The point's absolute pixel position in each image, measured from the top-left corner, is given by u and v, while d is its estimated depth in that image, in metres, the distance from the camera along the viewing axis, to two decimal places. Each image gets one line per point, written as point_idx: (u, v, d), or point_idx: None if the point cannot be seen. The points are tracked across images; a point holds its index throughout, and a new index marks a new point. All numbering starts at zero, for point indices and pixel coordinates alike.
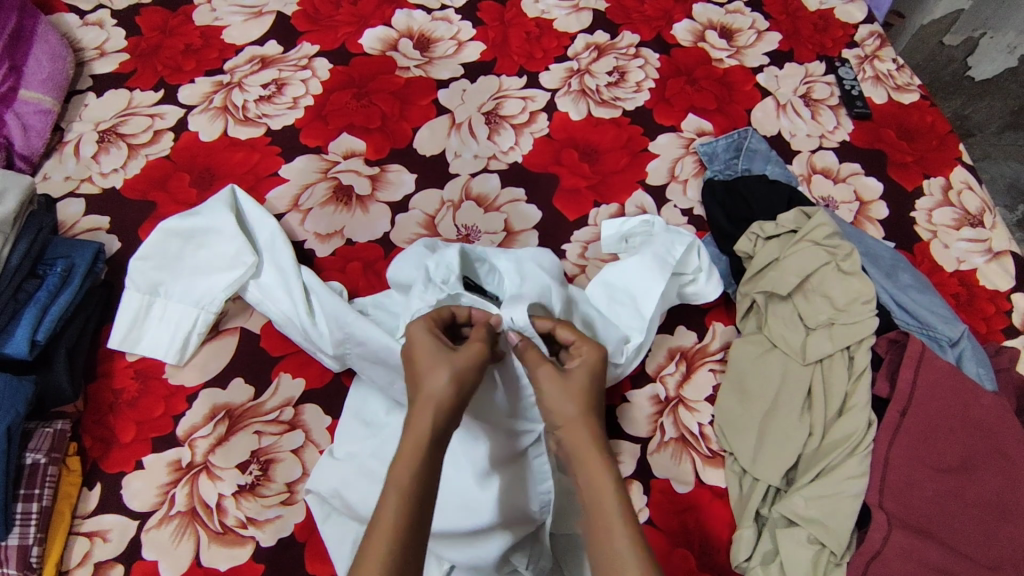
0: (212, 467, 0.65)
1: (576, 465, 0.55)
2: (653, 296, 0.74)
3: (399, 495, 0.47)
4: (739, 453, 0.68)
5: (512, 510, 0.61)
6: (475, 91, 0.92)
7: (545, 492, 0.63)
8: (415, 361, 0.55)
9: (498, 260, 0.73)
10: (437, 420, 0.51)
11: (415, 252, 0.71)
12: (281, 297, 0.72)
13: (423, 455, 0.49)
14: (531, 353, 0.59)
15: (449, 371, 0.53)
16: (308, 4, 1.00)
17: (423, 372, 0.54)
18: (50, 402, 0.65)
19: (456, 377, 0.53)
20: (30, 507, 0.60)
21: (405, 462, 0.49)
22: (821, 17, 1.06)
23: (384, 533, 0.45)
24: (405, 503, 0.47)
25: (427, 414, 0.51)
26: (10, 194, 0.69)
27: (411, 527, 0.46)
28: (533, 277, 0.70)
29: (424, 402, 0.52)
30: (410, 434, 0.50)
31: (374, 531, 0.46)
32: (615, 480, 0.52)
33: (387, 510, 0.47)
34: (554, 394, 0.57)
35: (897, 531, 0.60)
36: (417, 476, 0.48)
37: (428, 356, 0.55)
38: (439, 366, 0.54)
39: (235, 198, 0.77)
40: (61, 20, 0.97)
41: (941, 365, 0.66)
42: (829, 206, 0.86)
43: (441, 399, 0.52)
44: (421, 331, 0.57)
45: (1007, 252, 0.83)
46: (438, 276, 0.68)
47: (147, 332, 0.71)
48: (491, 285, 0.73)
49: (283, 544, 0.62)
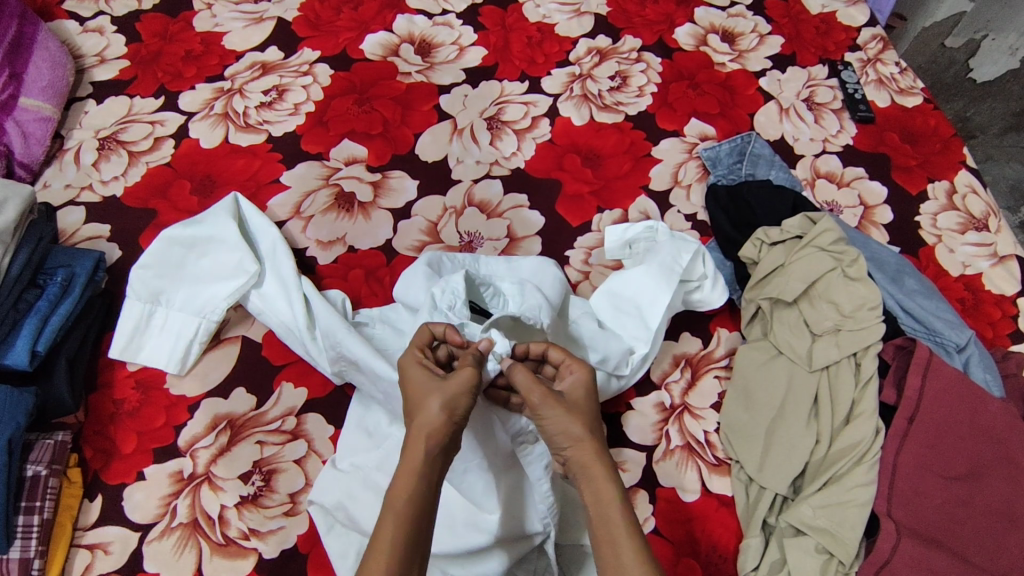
0: (214, 478, 0.64)
1: (583, 480, 0.55)
2: (660, 306, 0.73)
3: (396, 519, 0.49)
4: (745, 461, 0.67)
5: (515, 529, 0.60)
6: (476, 96, 0.92)
7: (543, 508, 0.61)
8: (408, 394, 0.56)
9: (502, 283, 0.71)
10: (434, 448, 0.52)
11: (420, 275, 0.71)
12: (282, 307, 0.71)
13: (420, 479, 0.51)
14: (524, 377, 0.57)
15: (441, 399, 0.53)
16: (309, 10, 0.99)
17: (416, 404, 0.54)
18: (50, 413, 0.65)
19: (448, 403, 0.53)
20: (31, 520, 0.59)
21: (402, 487, 0.50)
22: (823, 20, 1.05)
23: (378, 559, 0.48)
24: (400, 531, 0.49)
25: (423, 443, 0.52)
26: (11, 204, 0.68)
27: (407, 551, 0.48)
28: (534, 301, 0.68)
29: (416, 431, 0.52)
30: (405, 461, 0.52)
31: (371, 554, 0.48)
32: (622, 499, 0.53)
33: (381, 537, 0.49)
34: (557, 416, 0.55)
35: (907, 539, 0.60)
36: (411, 505, 0.50)
37: (419, 387, 0.55)
38: (430, 396, 0.54)
39: (237, 206, 0.77)
40: (60, 27, 0.97)
41: (948, 372, 0.66)
42: (834, 211, 0.86)
43: (433, 427, 0.52)
44: (413, 370, 0.57)
45: (1012, 256, 0.82)
46: (444, 303, 0.67)
47: (148, 341, 0.70)
48: (492, 301, 0.71)
49: (286, 556, 0.61)
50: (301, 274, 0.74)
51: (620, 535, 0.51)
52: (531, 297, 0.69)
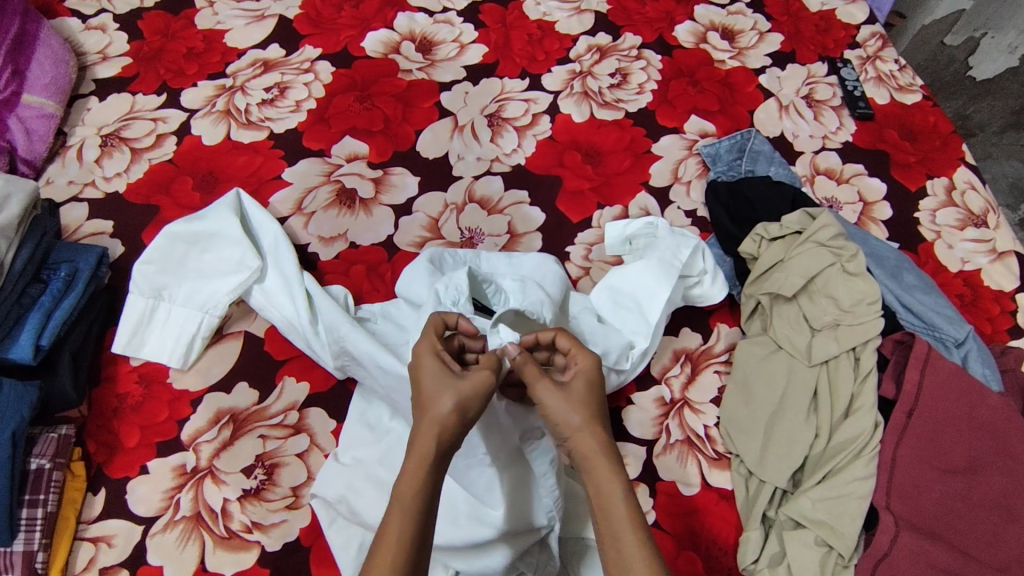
0: (217, 471, 0.65)
1: (587, 476, 0.55)
2: (659, 301, 0.74)
3: (403, 512, 0.49)
4: (745, 455, 0.68)
5: (519, 523, 0.60)
6: (477, 94, 0.92)
7: (548, 500, 0.61)
8: (420, 387, 0.56)
9: (503, 281, 0.71)
10: (442, 445, 0.52)
11: (421, 272, 0.71)
12: (284, 302, 0.71)
13: (429, 474, 0.51)
14: (531, 368, 0.59)
15: (453, 398, 0.53)
16: (311, 8, 1.00)
17: (428, 399, 0.54)
18: (54, 407, 0.65)
19: (459, 404, 0.53)
20: (35, 513, 0.59)
21: (410, 484, 0.50)
22: (822, 18, 1.06)
23: (385, 554, 0.48)
24: (407, 524, 0.49)
25: (432, 440, 0.52)
26: (14, 199, 0.68)
27: (414, 544, 0.48)
28: (536, 298, 0.69)
29: (427, 427, 0.53)
30: (414, 454, 0.52)
31: (378, 549, 0.48)
32: (627, 496, 0.53)
33: (387, 533, 0.49)
34: (558, 406, 0.56)
35: (905, 532, 0.60)
36: (419, 498, 0.50)
37: (430, 385, 0.55)
38: (443, 394, 0.54)
39: (240, 202, 0.77)
40: (63, 25, 0.97)
41: (947, 366, 0.66)
42: (833, 207, 0.86)
43: (444, 424, 0.52)
44: (428, 363, 0.57)
45: (1011, 252, 0.83)
46: (448, 299, 0.67)
47: (151, 336, 0.71)
48: (494, 298, 0.71)
49: (289, 549, 0.62)
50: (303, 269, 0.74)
51: (623, 526, 0.51)
52: (533, 296, 0.69)
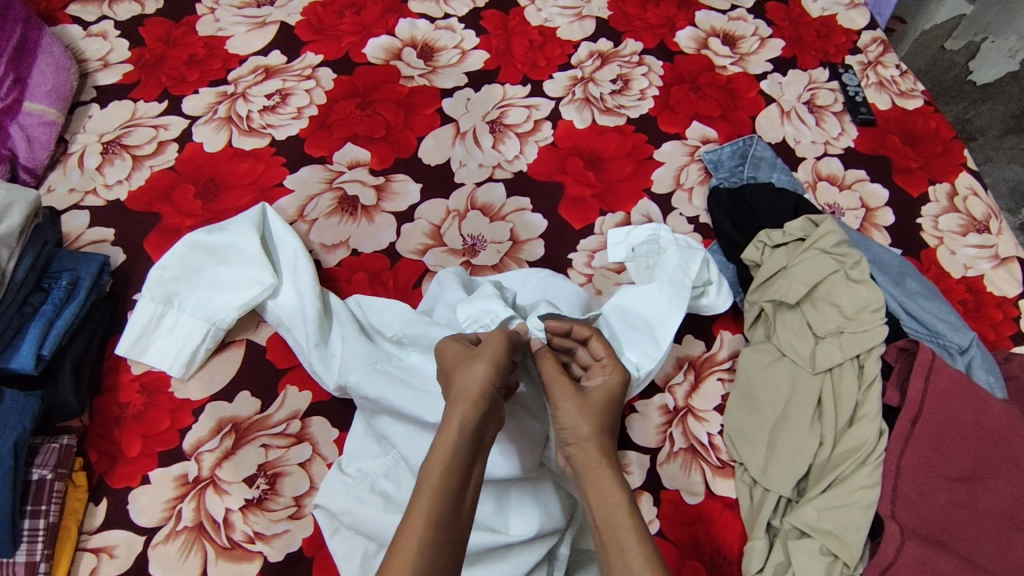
0: (219, 481, 0.64)
1: (586, 480, 0.55)
2: (670, 326, 0.72)
3: (431, 492, 0.48)
4: (750, 462, 0.67)
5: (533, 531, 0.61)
6: (479, 100, 0.92)
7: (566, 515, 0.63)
8: (451, 369, 0.56)
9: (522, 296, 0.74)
10: (470, 416, 0.52)
11: (451, 281, 0.72)
12: (298, 323, 0.71)
13: (456, 455, 0.50)
14: (548, 368, 0.61)
15: (486, 363, 0.55)
16: (312, 13, 1.00)
17: (460, 370, 0.55)
18: (55, 416, 0.65)
19: (491, 371, 0.54)
20: (37, 524, 0.59)
21: (437, 461, 0.49)
22: (823, 23, 1.06)
23: (411, 535, 0.46)
24: (437, 497, 0.48)
25: (461, 411, 0.52)
26: (16, 207, 0.67)
27: (445, 526, 0.47)
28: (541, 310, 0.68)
29: (457, 400, 0.53)
30: (443, 433, 0.51)
31: (404, 530, 0.47)
32: (628, 499, 0.53)
33: (412, 521, 0.47)
34: (569, 412, 0.57)
35: (910, 541, 0.60)
36: (448, 474, 0.49)
37: (455, 356, 0.57)
38: (475, 364, 0.55)
39: (264, 217, 0.76)
40: (64, 32, 0.97)
41: (951, 374, 0.66)
42: (835, 214, 0.86)
43: (476, 391, 0.53)
44: (497, 335, 0.58)
45: (1014, 257, 0.82)
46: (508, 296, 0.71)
47: (156, 343, 0.71)
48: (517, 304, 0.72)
49: (291, 558, 0.61)
50: (322, 289, 0.73)
51: (626, 534, 0.51)
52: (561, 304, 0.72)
